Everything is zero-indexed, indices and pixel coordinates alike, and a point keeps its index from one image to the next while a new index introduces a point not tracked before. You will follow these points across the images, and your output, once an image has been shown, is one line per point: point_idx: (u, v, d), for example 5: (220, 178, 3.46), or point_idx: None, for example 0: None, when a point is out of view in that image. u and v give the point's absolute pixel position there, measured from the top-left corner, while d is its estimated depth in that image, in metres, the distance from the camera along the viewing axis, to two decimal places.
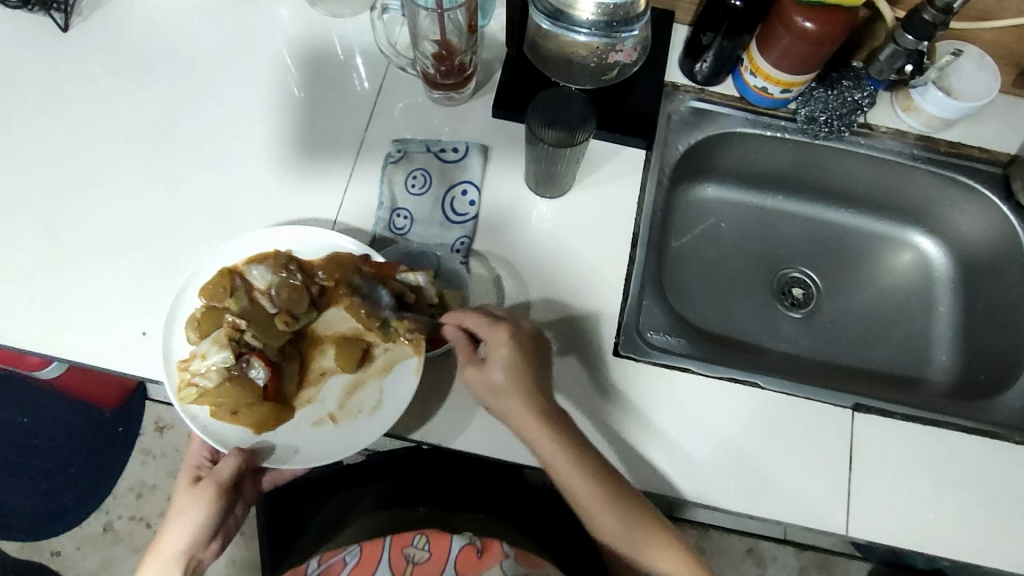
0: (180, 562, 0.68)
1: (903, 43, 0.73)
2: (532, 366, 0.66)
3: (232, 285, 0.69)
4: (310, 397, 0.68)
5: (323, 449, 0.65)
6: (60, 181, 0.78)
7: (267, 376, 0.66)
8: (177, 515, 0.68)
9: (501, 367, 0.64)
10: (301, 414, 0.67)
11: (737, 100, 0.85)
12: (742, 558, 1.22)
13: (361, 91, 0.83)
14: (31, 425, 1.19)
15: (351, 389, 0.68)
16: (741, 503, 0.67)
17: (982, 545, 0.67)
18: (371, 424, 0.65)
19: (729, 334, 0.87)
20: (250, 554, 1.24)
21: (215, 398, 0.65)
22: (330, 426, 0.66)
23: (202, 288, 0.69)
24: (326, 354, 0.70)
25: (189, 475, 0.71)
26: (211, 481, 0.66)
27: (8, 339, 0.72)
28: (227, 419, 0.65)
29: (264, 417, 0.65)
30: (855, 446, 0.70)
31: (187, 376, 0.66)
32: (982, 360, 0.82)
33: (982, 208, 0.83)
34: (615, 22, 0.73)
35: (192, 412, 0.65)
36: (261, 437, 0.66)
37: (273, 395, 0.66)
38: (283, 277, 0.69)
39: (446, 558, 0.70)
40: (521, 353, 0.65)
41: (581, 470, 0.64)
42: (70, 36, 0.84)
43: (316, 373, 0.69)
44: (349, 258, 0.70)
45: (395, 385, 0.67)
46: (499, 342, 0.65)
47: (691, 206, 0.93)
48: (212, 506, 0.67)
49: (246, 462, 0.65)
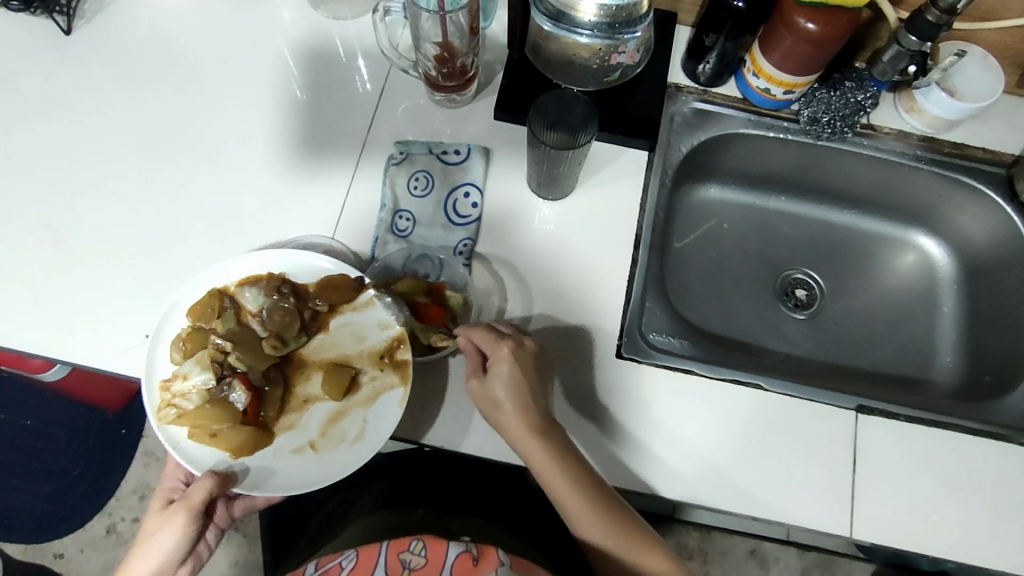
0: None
1: (906, 43, 0.73)
2: (535, 383, 0.65)
3: (221, 306, 0.68)
4: (291, 423, 0.67)
5: (302, 477, 0.64)
6: (62, 184, 0.78)
7: (247, 400, 0.65)
8: (144, 541, 0.66)
9: (502, 381, 0.64)
10: (281, 439, 0.66)
11: (740, 102, 0.85)
12: (745, 560, 1.22)
13: (364, 93, 0.83)
14: (36, 427, 1.20)
15: (334, 417, 0.67)
16: (745, 504, 0.67)
17: (986, 546, 0.67)
18: (352, 454, 0.64)
19: (732, 335, 0.87)
20: (253, 556, 1.24)
21: (194, 420, 0.64)
22: (310, 454, 0.65)
23: (190, 307, 0.68)
24: (311, 380, 0.69)
25: (162, 498, 0.70)
26: (182, 505, 0.63)
27: (10, 342, 0.72)
28: (205, 443, 0.64)
29: (242, 442, 0.64)
30: (858, 447, 0.70)
31: (169, 397, 0.65)
32: (986, 361, 0.82)
33: (986, 208, 0.83)
34: (618, 23, 0.73)
35: (171, 433, 0.64)
36: (238, 461, 0.64)
37: (254, 420, 0.66)
38: (274, 299, 0.68)
39: (442, 566, 0.69)
40: (524, 369, 0.64)
41: (570, 480, 0.63)
42: (73, 39, 0.85)
43: (299, 400, 0.68)
44: (343, 281, 0.69)
45: (380, 415, 0.66)
46: (500, 357, 0.64)
47: (694, 206, 0.93)
48: (183, 531, 0.65)
49: (218, 487, 0.62)
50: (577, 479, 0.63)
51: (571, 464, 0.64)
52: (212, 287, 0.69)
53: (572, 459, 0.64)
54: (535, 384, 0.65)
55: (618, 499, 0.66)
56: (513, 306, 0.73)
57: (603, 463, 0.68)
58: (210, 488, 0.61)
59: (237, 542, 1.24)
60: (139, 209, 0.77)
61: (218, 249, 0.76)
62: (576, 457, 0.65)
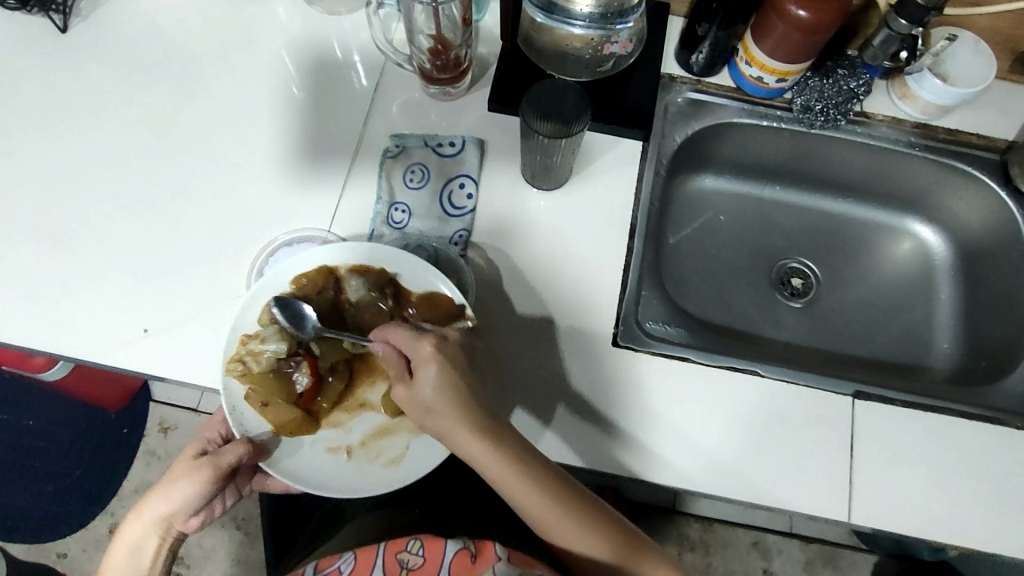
0: (158, 530, 0.64)
1: (896, 27, 0.73)
2: (468, 377, 0.62)
3: (324, 285, 0.68)
4: (337, 422, 0.66)
5: (325, 479, 0.63)
6: (61, 181, 0.79)
7: (307, 386, 0.66)
8: (162, 485, 0.64)
9: (430, 385, 0.60)
10: (323, 433, 0.66)
11: (734, 91, 0.85)
12: (747, 552, 1.21)
13: (359, 87, 0.83)
14: (37, 427, 1.22)
15: (380, 432, 0.66)
16: (743, 491, 0.68)
17: (984, 530, 0.67)
18: (382, 476, 0.63)
19: (730, 324, 0.87)
20: (255, 553, 1.24)
21: (256, 383, 0.64)
22: (342, 459, 0.64)
23: (296, 278, 0.67)
24: (375, 388, 0.68)
25: (196, 448, 0.67)
26: (208, 462, 0.62)
27: (11, 336, 0.72)
28: (255, 408, 0.64)
29: (288, 424, 0.64)
30: (855, 433, 0.70)
31: (244, 351, 0.65)
32: (983, 347, 0.82)
33: (981, 194, 0.83)
34: (611, 14, 0.73)
35: (228, 384, 0.64)
36: (273, 434, 0.64)
37: (306, 405, 0.66)
38: (374, 297, 0.68)
39: (441, 564, 0.68)
40: (452, 366, 0.61)
41: (531, 482, 0.62)
42: (70, 37, 0.85)
43: (355, 403, 0.68)
44: (444, 304, 0.67)
45: (424, 451, 0.64)
46: (425, 360, 0.61)
47: (691, 197, 0.93)
48: (200, 488, 0.62)
49: (248, 456, 0.62)
50: (537, 480, 0.62)
51: (527, 460, 0.62)
52: (324, 261, 0.68)
53: (525, 457, 0.62)
54: (469, 380, 0.62)
55: (585, 494, 0.65)
56: (508, 298, 0.74)
57: (600, 450, 0.68)
58: (241, 454, 0.61)
59: (239, 539, 1.24)
60: (137, 205, 0.78)
61: (217, 243, 0.76)
62: (539, 457, 0.64)
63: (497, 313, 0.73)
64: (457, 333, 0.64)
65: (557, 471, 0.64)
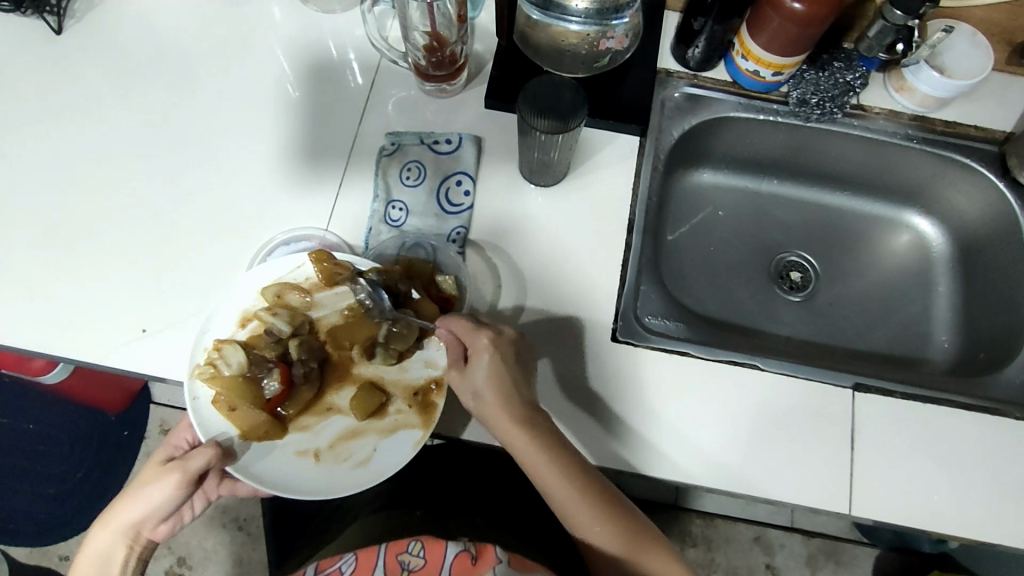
0: (126, 539, 0.65)
1: (892, 18, 0.73)
2: (517, 371, 0.64)
3: (304, 289, 0.69)
4: (305, 425, 0.66)
5: (296, 481, 0.63)
6: (57, 183, 0.79)
7: (276, 393, 0.64)
8: (131, 491, 0.64)
9: (483, 371, 0.63)
10: (292, 436, 0.65)
11: (729, 85, 0.85)
12: (750, 547, 1.22)
13: (355, 86, 0.83)
14: (38, 431, 1.20)
15: (348, 434, 0.66)
16: (745, 484, 0.68)
17: (986, 521, 0.67)
18: (350, 478, 0.63)
19: (729, 319, 0.87)
20: (257, 554, 1.24)
21: (224, 387, 0.64)
22: (311, 462, 0.64)
23: (263, 287, 0.68)
24: (343, 392, 0.68)
25: (163, 454, 0.66)
26: (177, 467, 0.61)
27: (8, 339, 0.72)
28: (223, 413, 0.64)
29: (257, 428, 0.63)
30: (855, 426, 0.70)
31: (214, 355, 0.66)
32: (981, 338, 0.82)
33: (980, 186, 0.83)
34: (608, 10, 0.72)
35: (196, 389, 0.64)
36: (236, 438, 0.63)
37: (274, 410, 0.65)
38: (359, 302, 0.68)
39: (441, 566, 0.71)
40: (504, 360, 0.63)
41: (556, 467, 0.62)
42: (64, 38, 0.85)
43: (323, 406, 0.67)
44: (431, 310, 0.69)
45: (391, 451, 0.64)
46: (481, 348, 0.63)
47: (689, 191, 0.93)
48: (166, 495, 0.62)
49: (217, 459, 0.61)
50: (559, 467, 0.63)
51: (554, 446, 0.63)
52: (317, 256, 0.67)
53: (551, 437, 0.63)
54: (517, 374, 0.64)
55: (600, 485, 0.65)
56: (506, 295, 0.74)
57: (600, 445, 0.69)
58: (210, 458, 0.60)
59: (240, 540, 1.25)
60: (133, 206, 0.78)
61: (214, 243, 0.76)
62: (565, 447, 0.64)
63: (494, 310, 0.73)
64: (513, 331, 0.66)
65: (578, 461, 0.64)
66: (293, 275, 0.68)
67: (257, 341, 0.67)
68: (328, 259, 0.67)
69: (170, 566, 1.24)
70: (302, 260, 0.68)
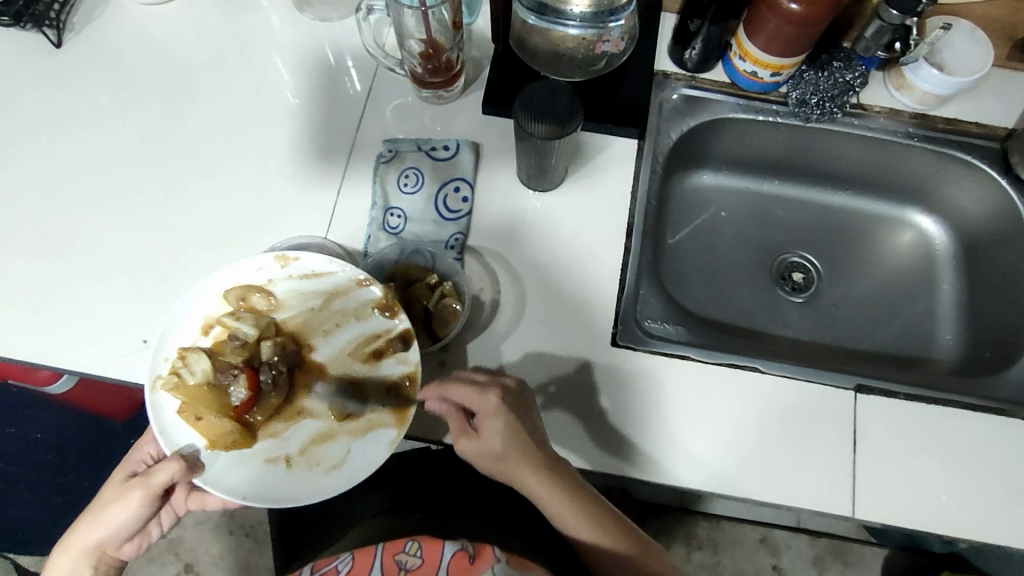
0: (89, 560, 0.66)
1: (888, 18, 0.73)
2: (528, 424, 0.63)
3: (266, 295, 0.69)
4: (275, 431, 0.66)
5: (270, 489, 0.62)
6: (57, 196, 0.79)
7: (244, 399, 0.65)
8: (95, 512, 0.64)
9: (497, 433, 0.62)
10: (261, 444, 0.65)
11: (728, 87, 0.85)
12: (756, 547, 1.21)
13: (353, 93, 0.83)
14: (43, 439, 1.16)
15: (319, 437, 0.65)
16: (747, 489, 0.67)
17: (993, 523, 0.66)
18: (324, 482, 0.63)
19: (731, 320, 0.87)
20: (264, 560, 1.25)
21: (191, 399, 0.64)
22: (282, 468, 0.64)
23: (225, 290, 0.67)
24: (314, 395, 0.68)
25: (125, 471, 0.68)
26: (140, 484, 0.61)
27: (10, 353, 0.73)
28: (188, 423, 0.63)
29: (223, 437, 0.63)
30: (858, 428, 0.70)
31: (177, 365, 0.66)
32: (987, 336, 0.82)
33: (982, 183, 0.82)
34: (603, 12, 0.72)
35: (158, 399, 0.63)
36: (201, 448, 0.63)
37: (242, 417, 0.65)
38: (330, 298, 0.69)
39: (438, 565, 0.68)
40: (514, 413, 0.62)
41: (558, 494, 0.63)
42: (64, 52, 0.85)
43: (293, 411, 0.67)
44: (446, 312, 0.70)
45: (366, 449, 0.64)
46: (489, 410, 0.61)
47: (690, 194, 0.93)
48: (130, 514, 0.63)
49: (183, 472, 0.60)
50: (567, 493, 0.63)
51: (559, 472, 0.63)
52: (284, 253, 0.68)
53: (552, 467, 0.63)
54: (528, 424, 0.63)
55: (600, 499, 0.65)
56: (507, 302, 0.74)
57: (602, 449, 0.68)
58: (173, 472, 0.60)
59: (248, 547, 1.25)
60: (132, 217, 0.78)
61: (214, 254, 0.77)
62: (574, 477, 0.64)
63: (495, 314, 0.73)
64: (512, 380, 0.64)
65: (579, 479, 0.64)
66: (255, 277, 0.68)
67: (221, 347, 0.67)
68: (291, 260, 0.68)
69: (177, 572, 1.24)
70: (265, 261, 0.68)
